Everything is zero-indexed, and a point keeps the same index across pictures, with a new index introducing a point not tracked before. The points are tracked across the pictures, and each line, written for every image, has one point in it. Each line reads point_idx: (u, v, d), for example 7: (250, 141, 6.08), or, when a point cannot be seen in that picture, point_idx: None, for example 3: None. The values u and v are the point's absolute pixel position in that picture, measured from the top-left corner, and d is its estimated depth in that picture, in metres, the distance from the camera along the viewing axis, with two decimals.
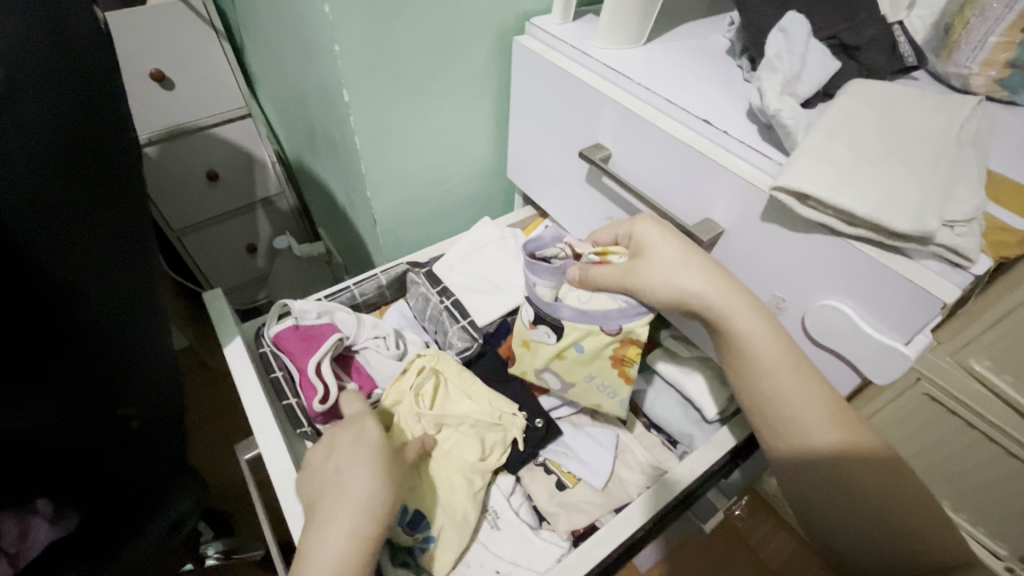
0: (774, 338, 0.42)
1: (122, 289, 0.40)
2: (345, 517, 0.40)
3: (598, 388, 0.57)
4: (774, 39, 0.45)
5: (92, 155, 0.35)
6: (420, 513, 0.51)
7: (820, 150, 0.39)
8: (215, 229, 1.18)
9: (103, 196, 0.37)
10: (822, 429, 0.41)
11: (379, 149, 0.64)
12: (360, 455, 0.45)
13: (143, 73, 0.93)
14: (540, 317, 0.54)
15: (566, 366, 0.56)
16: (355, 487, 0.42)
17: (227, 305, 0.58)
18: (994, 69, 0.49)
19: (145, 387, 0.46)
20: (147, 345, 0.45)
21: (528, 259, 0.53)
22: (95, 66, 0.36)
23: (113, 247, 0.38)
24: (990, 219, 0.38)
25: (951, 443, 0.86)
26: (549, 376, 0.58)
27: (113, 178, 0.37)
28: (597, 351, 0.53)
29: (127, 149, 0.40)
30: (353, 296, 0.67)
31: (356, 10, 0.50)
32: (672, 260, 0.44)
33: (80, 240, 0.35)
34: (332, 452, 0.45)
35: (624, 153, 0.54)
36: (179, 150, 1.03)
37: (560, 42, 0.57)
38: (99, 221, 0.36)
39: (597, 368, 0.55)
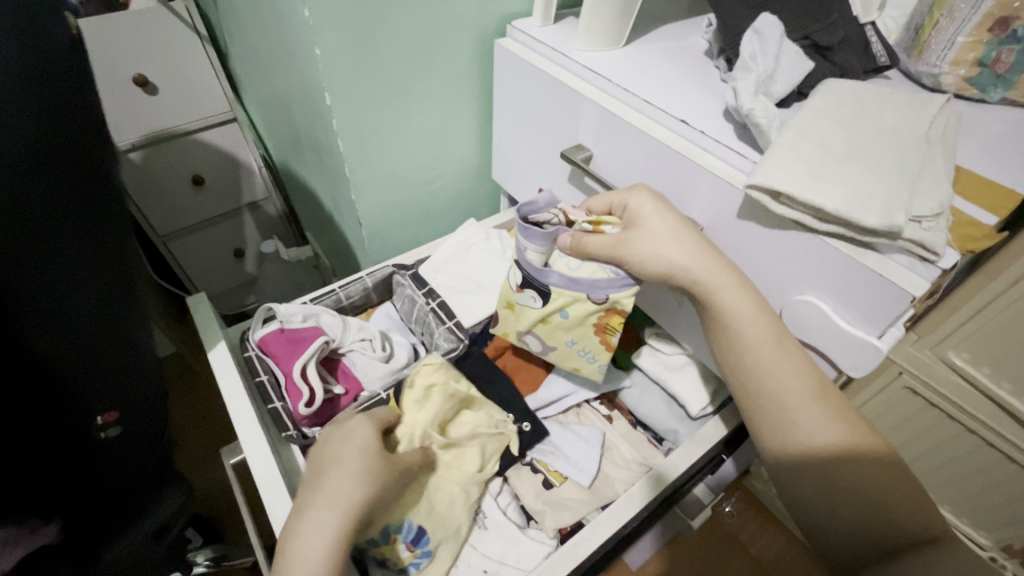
0: (757, 314, 0.43)
1: (101, 291, 0.41)
2: (337, 497, 0.41)
3: (579, 353, 0.57)
4: (749, 39, 0.46)
5: (58, 146, 0.36)
6: (422, 529, 0.49)
7: (791, 148, 0.40)
8: (201, 234, 1.17)
9: (71, 187, 0.37)
10: (803, 406, 0.42)
11: (362, 152, 0.64)
12: (358, 442, 0.45)
13: (126, 79, 0.92)
14: (529, 282, 0.53)
15: (549, 330, 0.55)
16: (333, 486, 0.41)
17: (211, 311, 0.58)
18: (963, 68, 0.50)
19: (118, 385, 0.45)
20: (125, 341, 0.45)
21: (520, 221, 0.50)
22: (60, 70, 0.37)
23: (82, 240, 0.38)
24: (957, 214, 0.39)
25: (933, 436, 0.87)
26: (531, 339, 0.57)
27: (80, 169, 0.38)
28: (582, 318, 0.53)
29: (94, 142, 0.40)
30: (339, 299, 0.67)
31: (336, 14, 0.50)
32: (665, 232, 0.45)
33: (53, 242, 0.36)
34: (330, 438, 0.46)
35: (605, 154, 0.54)
36: (163, 155, 1.02)
37: (540, 44, 0.57)
38: (67, 212, 0.37)
39: (581, 334, 0.55)
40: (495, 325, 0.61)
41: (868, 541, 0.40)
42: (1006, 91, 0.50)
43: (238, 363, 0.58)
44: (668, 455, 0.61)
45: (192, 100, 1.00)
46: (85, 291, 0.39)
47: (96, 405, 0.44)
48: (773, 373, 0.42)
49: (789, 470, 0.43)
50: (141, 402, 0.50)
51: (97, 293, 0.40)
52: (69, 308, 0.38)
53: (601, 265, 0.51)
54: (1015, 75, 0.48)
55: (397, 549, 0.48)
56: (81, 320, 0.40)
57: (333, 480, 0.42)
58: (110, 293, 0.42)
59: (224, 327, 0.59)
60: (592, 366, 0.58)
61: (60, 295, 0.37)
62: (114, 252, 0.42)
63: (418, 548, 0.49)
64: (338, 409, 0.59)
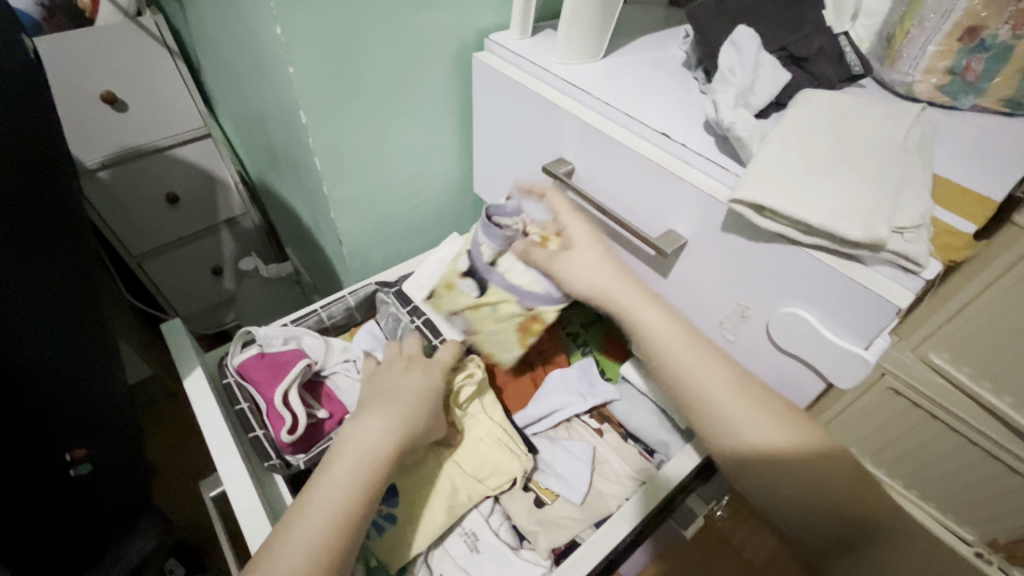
0: (664, 318, 0.46)
1: (67, 313, 0.40)
2: (398, 409, 0.47)
3: (494, 342, 0.59)
4: (726, 52, 0.46)
5: (16, 156, 0.36)
6: (393, 487, 0.54)
7: (772, 161, 0.40)
8: (176, 253, 1.14)
9: (33, 204, 0.37)
10: (723, 399, 0.42)
11: (341, 170, 0.63)
12: (424, 387, 0.51)
13: (93, 98, 0.89)
14: (471, 272, 0.57)
15: (477, 317, 0.59)
16: (361, 438, 0.43)
17: (186, 335, 0.56)
18: (935, 76, 0.51)
19: (82, 418, 0.44)
20: (93, 366, 0.44)
21: (485, 219, 0.55)
22: (12, 87, 0.36)
23: (46, 256, 0.38)
24: (937, 223, 0.40)
25: (916, 434, 0.88)
26: (458, 320, 0.61)
27: (41, 183, 0.38)
28: (508, 315, 0.56)
29: (53, 157, 0.40)
30: (320, 319, 0.66)
31: (309, 31, 0.49)
32: (589, 258, 0.50)
33: (23, 255, 0.36)
34: (391, 374, 0.52)
35: (588, 168, 0.54)
36: (132, 174, 0.99)
37: (518, 58, 0.57)
38: (30, 229, 0.37)
39: (504, 328, 0.57)
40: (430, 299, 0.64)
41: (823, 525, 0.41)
42: (976, 98, 0.50)
43: (216, 390, 0.57)
44: (661, 468, 0.60)
45: (165, 117, 0.98)
46: (58, 325, 0.39)
47: (69, 442, 0.44)
48: (688, 368, 0.44)
49: (771, 485, 0.41)
50: (118, 435, 0.50)
51: (65, 321, 0.40)
52: (35, 339, 0.38)
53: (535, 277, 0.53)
54: (986, 82, 0.49)
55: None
56: (55, 352, 0.39)
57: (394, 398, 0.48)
58: (78, 322, 0.42)
59: (202, 352, 0.58)
60: (504, 356, 0.60)
61: (25, 326, 0.37)
62: (77, 268, 0.42)
63: (386, 504, 0.53)
64: (322, 433, 0.58)
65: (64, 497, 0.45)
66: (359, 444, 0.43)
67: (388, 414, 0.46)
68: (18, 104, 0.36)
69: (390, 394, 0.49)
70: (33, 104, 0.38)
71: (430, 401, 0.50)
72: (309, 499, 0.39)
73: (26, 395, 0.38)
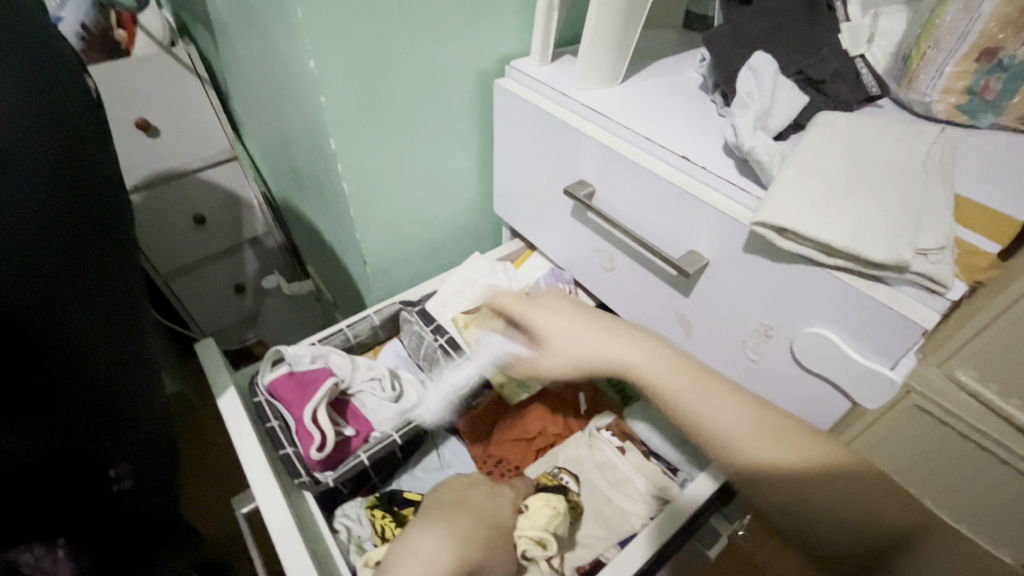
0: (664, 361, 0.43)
1: (111, 328, 0.42)
2: (451, 534, 0.48)
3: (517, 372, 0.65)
4: (745, 77, 0.48)
5: (78, 190, 0.38)
6: None
7: (793, 183, 0.40)
8: (202, 273, 1.17)
9: (92, 232, 0.40)
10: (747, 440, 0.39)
11: (367, 193, 0.65)
12: (486, 513, 0.52)
13: (129, 124, 0.94)
14: None
15: None
16: (423, 549, 0.46)
17: (219, 354, 0.58)
18: (953, 96, 0.51)
19: (123, 434, 0.46)
20: (135, 384, 0.46)
21: (555, 269, 0.70)
22: (72, 125, 0.39)
23: (103, 283, 0.41)
24: (962, 244, 0.40)
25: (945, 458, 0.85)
26: None
27: (100, 213, 0.41)
28: None
29: (108, 186, 0.43)
30: (346, 338, 0.67)
31: (341, 64, 0.52)
32: (567, 321, 0.49)
33: (79, 282, 0.38)
34: (452, 507, 0.52)
35: (608, 189, 0.55)
36: (164, 196, 1.03)
37: (538, 84, 0.59)
38: (90, 256, 0.39)
39: None
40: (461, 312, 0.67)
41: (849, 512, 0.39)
42: (996, 117, 0.51)
43: (247, 408, 0.58)
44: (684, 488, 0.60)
45: (192, 144, 1.02)
46: (103, 341, 0.41)
47: (112, 460, 0.46)
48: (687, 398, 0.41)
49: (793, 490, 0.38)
50: (156, 453, 0.51)
51: (110, 337, 0.42)
52: (86, 357, 0.40)
53: None
54: (1005, 101, 0.49)
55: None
56: (95, 368, 0.41)
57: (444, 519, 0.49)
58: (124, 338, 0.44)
59: (233, 371, 0.59)
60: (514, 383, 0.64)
61: (76, 347, 0.39)
62: (127, 295, 0.44)
63: None
64: (351, 450, 0.59)
65: (105, 514, 0.47)
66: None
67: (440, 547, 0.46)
68: (78, 138, 0.39)
69: (453, 506, 0.53)
70: (91, 141, 0.41)
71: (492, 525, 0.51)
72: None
73: (77, 407, 0.41)
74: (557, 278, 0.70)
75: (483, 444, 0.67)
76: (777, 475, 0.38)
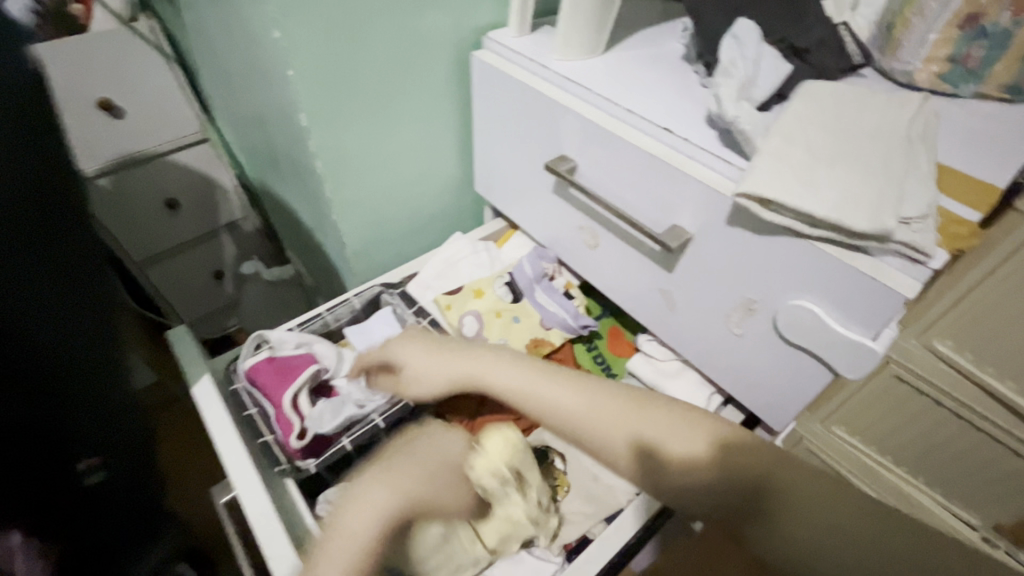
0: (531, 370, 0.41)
1: (84, 317, 0.41)
2: (386, 493, 0.38)
3: None
4: (728, 45, 0.46)
5: (49, 176, 0.36)
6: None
7: (778, 154, 0.40)
8: (177, 260, 1.14)
9: (61, 220, 0.38)
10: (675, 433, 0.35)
11: (341, 173, 0.63)
12: (441, 456, 0.43)
13: (92, 104, 0.90)
14: (511, 280, 0.67)
15: (492, 322, 0.65)
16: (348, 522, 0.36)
17: (193, 341, 0.56)
18: (935, 64, 0.51)
19: (92, 425, 0.45)
20: (106, 374, 0.45)
21: (539, 246, 0.68)
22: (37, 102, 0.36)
23: (74, 271, 0.39)
24: (944, 212, 0.40)
25: None
26: (470, 321, 0.65)
27: (71, 199, 0.39)
28: (524, 330, 0.65)
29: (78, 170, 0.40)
30: (326, 322, 0.66)
31: (308, 35, 0.49)
32: (416, 348, 0.49)
33: (48, 272, 0.37)
34: (398, 452, 0.43)
35: (590, 164, 0.54)
36: (134, 179, 0.99)
37: (518, 55, 0.57)
38: (59, 244, 0.37)
39: (516, 341, 0.65)
40: (440, 294, 0.66)
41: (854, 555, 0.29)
42: (977, 86, 0.50)
43: (226, 395, 0.58)
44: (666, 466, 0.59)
45: (159, 124, 0.98)
46: (73, 331, 0.40)
47: (84, 451, 0.45)
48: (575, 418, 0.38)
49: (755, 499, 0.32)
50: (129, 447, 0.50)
51: (82, 327, 0.41)
52: (56, 347, 0.39)
53: (549, 300, 0.66)
54: (986, 69, 0.49)
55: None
56: (68, 361, 0.40)
57: (377, 484, 0.38)
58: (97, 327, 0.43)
59: (209, 358, 0.58)
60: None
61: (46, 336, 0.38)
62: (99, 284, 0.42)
63: None
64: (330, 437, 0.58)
65: (81, 507, 0.46)
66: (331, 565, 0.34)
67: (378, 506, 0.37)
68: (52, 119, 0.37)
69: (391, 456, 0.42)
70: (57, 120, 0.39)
71: (438, 474, 0.42)
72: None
73: (54, 396, 0.40)
74: (542, 256, 0.67)
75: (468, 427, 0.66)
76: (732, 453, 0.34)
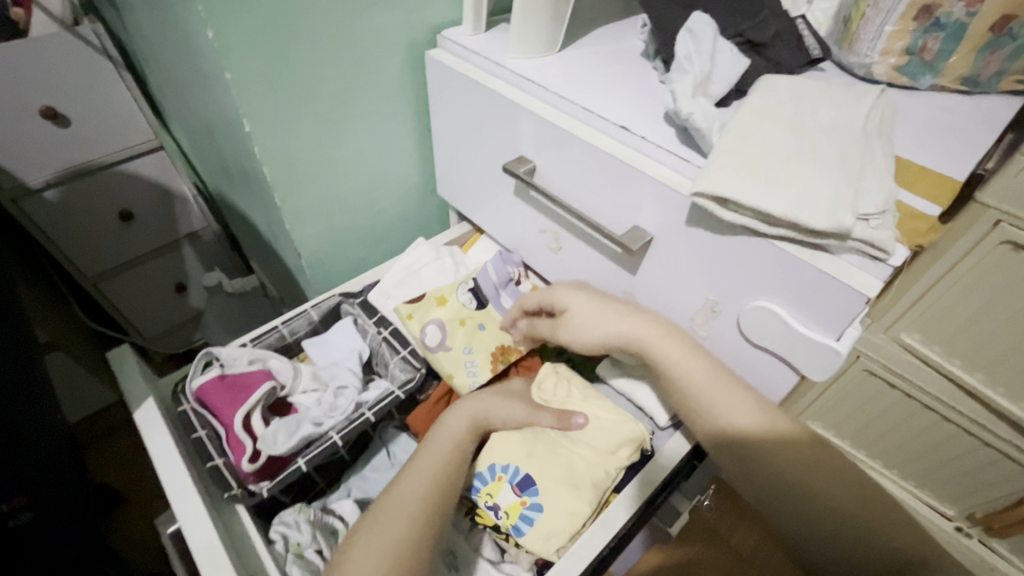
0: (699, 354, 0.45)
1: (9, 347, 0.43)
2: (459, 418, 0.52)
3: (464, 362, 0.60)
4: (683, 40, 0.45)
5: None
6: (529, 477, 0.52)
7: (734, 151, 0.38)
8: (134, 274, 1.09)
9: None
10: (740, 412, 0.43)
11: (292, 180, 0.60)
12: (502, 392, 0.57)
13: (31, 113, 0.83)
14: (475, 287, 0.64)
15: (456, 329, 0.61)
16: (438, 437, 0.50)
17: (134, 363, 0.53)
18: (893, 57, 0.50)
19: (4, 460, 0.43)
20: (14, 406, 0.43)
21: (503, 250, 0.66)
22: None
23: None
24: (903, 207, 0.39)
25: (901, 424, 0.90)
26: (433, 330, 0.61)
27: None
28: (490, 335, 0.62)
29: None
30: (282, 335, 0.63)
31: (243, 35, 0.46)
32: (588, 308, 0.51)
33: None
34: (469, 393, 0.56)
35: (549, 166, 0.52)
36: (83, 192, 0.94)
37: (472, 54, 0.55)
38: None
39: (481, 346, 0.61)
40: (403, 304, 0.63)
41: (817, 525, 0.43)
42: (934, 78, 0.50)
43: (173, 420, 0.54)
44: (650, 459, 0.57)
45: (108, 131, 0.92)
46: None
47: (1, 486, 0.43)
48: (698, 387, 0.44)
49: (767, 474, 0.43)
50: (53, 484, 0.50)
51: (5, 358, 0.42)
52: None
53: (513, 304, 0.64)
54: (942, 62, 0.49)
55: (503, 491, 0.52)
56: None
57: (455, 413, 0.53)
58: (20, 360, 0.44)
59: (152, 380, 0.54)
60: (467, 376, 0.59)
61: None
62: None
63: (526, 496, 0.51)
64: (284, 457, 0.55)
65: (6, 551, 0.45)
66: (435, 458, 0.48)
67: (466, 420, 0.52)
68: None
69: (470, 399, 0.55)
70: None
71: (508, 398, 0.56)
72: (387, 507, 0.43)
73: None
74: (506, 260, 0.65)
75: None
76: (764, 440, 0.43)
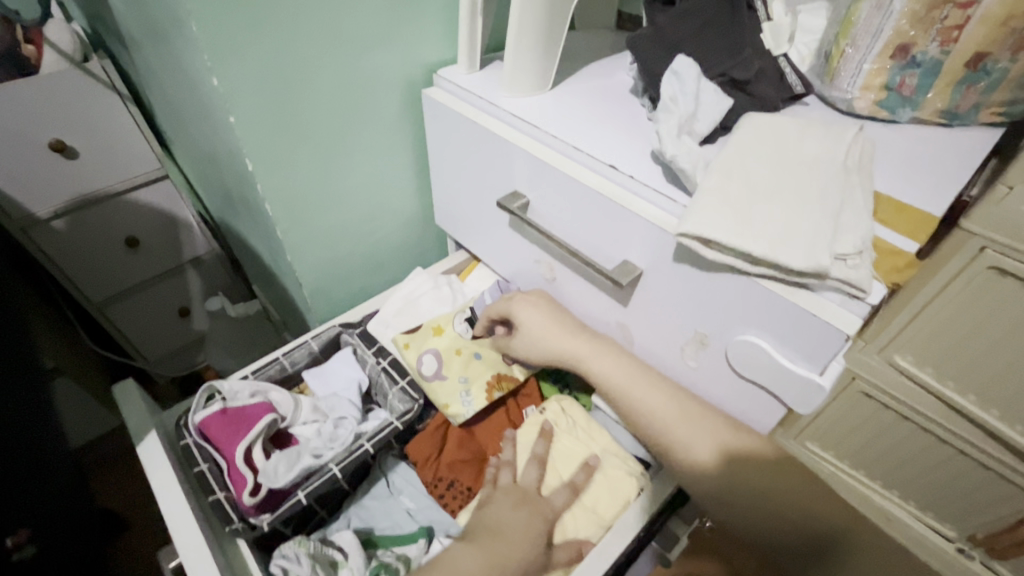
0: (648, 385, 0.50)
1: (7, 379, 0.44)
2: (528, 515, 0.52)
3: (461, 392, 0.61)
4: (669, 81, 0.47)
5: None
6: None
7: (716, 191, 0.40)
8: (138, 299, 1.11)
9: None
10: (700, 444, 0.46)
11: (293, 214, 0.62)
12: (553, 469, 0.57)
13: (41, 147, 0.85)
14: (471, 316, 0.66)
15: (452, 358, 0.62)
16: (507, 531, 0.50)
17: (138, 396, 0.54)
18: (872, 93, 0.52)
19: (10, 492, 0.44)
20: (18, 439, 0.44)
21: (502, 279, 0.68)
22: None
23: None
24: (880, 245, 0.40)
25: None
26: (429, 360, 0.62)
27: None
28: (488, 363, 0.63)
29: None
30: (283, 367, 0.64)
31: (247, 81, 0.49)
32: (535, 327, 0.57)
33: None
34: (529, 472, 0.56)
35: (541, 201, 0.54)
36: (89, 221, 0.96)
37: (467, 93, 0.57)
38: None
39: (477, 375, 0.62)
40: (399, 334, 0.64)
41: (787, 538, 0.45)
42: (914, 111, 0.51)
43: (173, 453, 0.54)
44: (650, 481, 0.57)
45: (116, 163, 0.95)
46: None
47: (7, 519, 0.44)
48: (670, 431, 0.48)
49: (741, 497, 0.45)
50: (54, 516, 0.50)
51: (6, 391, 0.44)
52: None
53: None
54: (920, 96, 0.50)
55: None
56: None
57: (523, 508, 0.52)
58: (18, 392, 0.45)
59: (156, 412, 0.56)
60: (462, 404, 0.61)
61: None
62: None
63: None
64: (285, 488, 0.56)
65: None
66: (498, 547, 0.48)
67: (520, 528, 0.50)
68: None
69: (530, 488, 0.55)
70: None
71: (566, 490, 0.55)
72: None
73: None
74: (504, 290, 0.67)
75: (433, 468, 0.62)
76: (733, 460, 0.45)
